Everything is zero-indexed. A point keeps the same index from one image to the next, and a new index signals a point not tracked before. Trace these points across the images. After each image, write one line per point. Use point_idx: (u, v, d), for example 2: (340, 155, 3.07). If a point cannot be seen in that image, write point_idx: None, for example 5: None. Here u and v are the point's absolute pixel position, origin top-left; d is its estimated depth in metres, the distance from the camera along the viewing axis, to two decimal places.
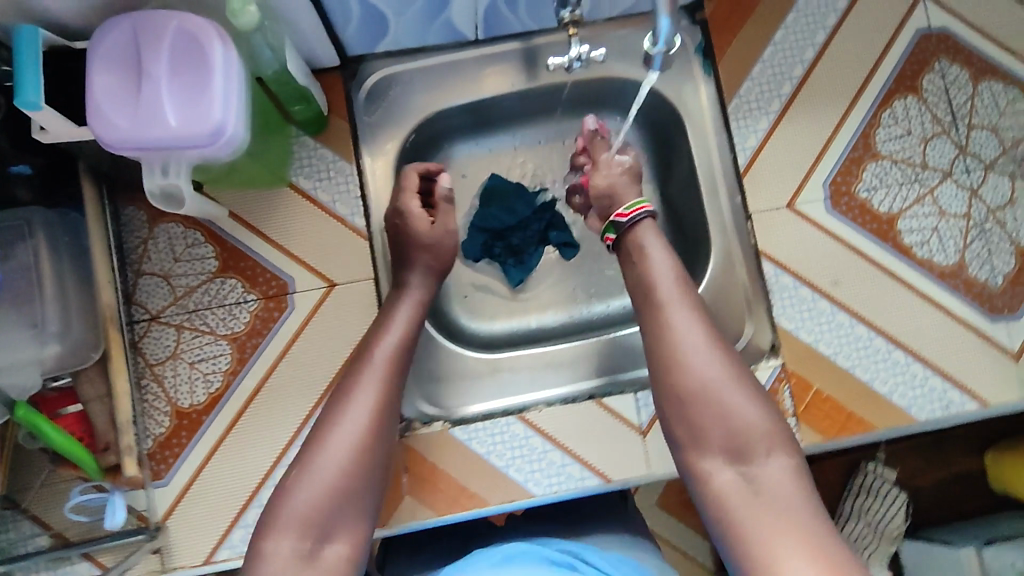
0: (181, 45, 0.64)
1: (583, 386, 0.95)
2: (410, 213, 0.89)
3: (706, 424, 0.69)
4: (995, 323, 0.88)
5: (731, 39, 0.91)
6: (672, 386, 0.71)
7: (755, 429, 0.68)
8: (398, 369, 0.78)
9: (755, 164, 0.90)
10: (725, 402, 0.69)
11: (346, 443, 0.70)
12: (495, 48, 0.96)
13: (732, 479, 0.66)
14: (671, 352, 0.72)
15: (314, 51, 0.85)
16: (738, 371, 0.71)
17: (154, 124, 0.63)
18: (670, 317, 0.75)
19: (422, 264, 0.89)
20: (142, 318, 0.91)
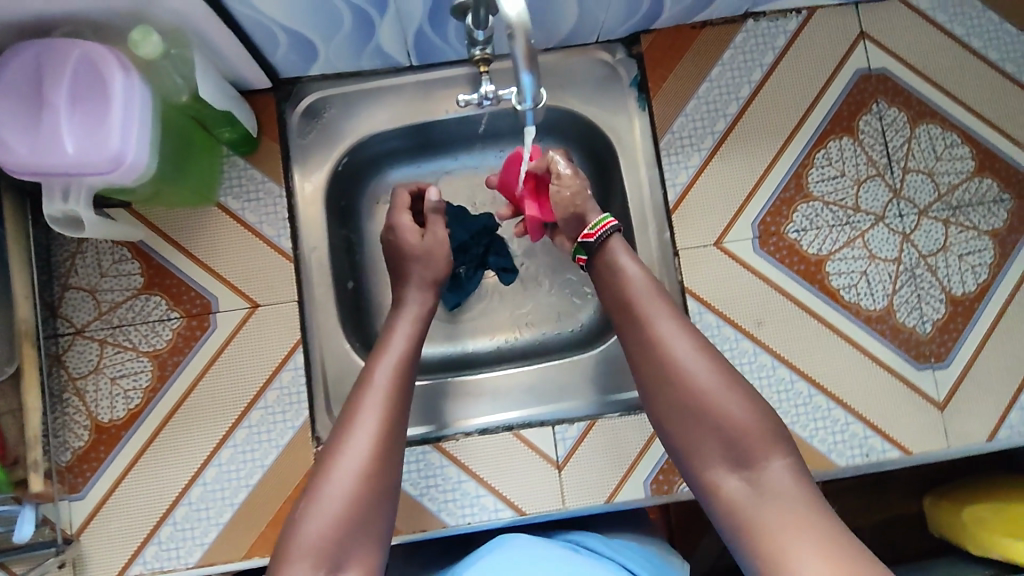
0: (83, 75, 0.66)
1: (520, 415, 0.93)
2: (400, 228, 0.88)
3: (711, 442, 0.66)
4: (922, 370, 0.88)
5: (667, 73, 0.93)
6: (675, 405, 0.68)
7: (765, 442, 0.64)
8: (403, 381, 0.75)
9: (685, 201, 0.91)
10: (733, 418, 0.65)
11: (352, 468, 0.66)
12: (433, 72, 0.96)
13: (739, 486, 0.64)
14: (678, 368, 0.68)
15: (245, 72, 0.86)
16: (738, 382, 0.68)
17: (51, 151, 0.64)
18: (663, 331, 0.70)
19: (416, 277, 0.85)
20: (66, 331, 0.89)
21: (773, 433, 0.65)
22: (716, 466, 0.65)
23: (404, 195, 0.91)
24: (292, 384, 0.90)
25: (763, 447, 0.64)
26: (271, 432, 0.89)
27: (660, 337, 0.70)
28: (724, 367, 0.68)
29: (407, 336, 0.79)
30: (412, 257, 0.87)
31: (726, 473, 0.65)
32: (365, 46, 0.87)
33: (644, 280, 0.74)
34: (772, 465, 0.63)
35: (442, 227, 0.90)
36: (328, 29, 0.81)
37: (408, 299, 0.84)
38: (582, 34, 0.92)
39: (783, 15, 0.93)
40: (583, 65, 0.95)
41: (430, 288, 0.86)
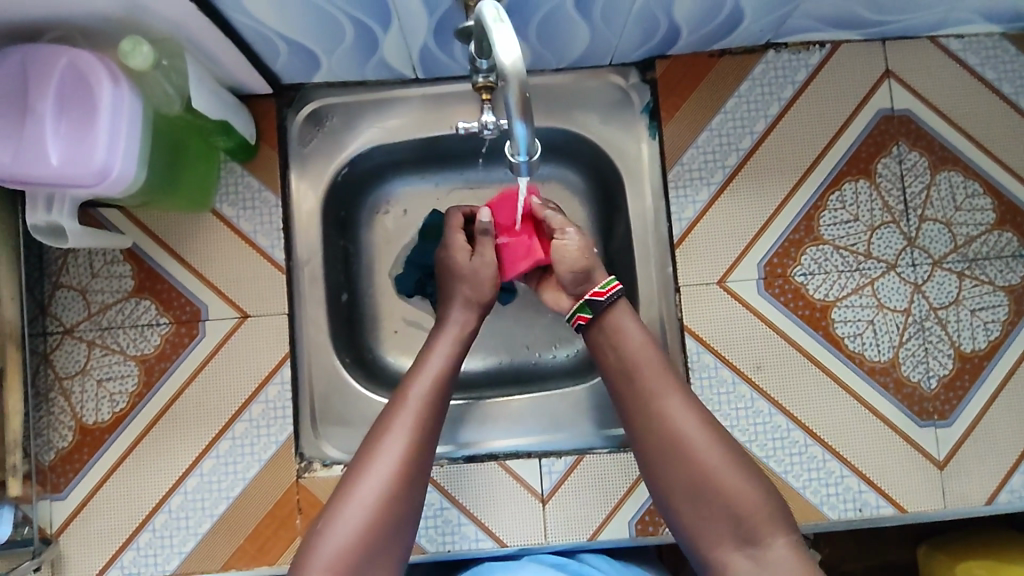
0: (71, 84, 0.64)
1: (520, 443, 0.90)
2: (451, 246, 0.85)
3: (714, 520, 0.67)
4: (923, 427, 0.85)
5: (681, 101, 0.90)
6: (680, 481, 0.69)
7: (770, 522, 0.66)
8: (433, 412, 0.74)
9: (690, 236, 0.88)
10: (740, 498, 0.67)
11: (374, 492, 0.68)
12: (439, 86, 0.93)
13: (743, 561, 0.66)
14: (686, 447, 0.69)
15: (248, 78, 0.84)
16: (744, 461, 0.69)
17: (33, 160, 0.63)
18: (670, 407, 0.70)
19: (461, 298, 0.83)
20: (56, 330, 0.88)
21: (775, 511, 0.67)
22: (719, 541, 0.67)
23: (458, 216, 0.88)
24: (278, 398, 0.88)
25: (766, 526, 0.66)
26: (255, 445, 0.88)
27: (668, 415, 0.70)
28: (730, 446, 0.70)
29: (440, 363, 0.77)
30: (461, 276, 0.84)
31: (730, 548, 0.67)
32: (370, 59, 0.84)
33: (652, 353, 0.73)
34: (775, 543, 0.66)
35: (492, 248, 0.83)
36: (331, 39, 0.78)
37: (450, 320, 0.82)
38: (595, 56, 0.88)
39: (805, 48, 0.90)
40: (596, 88, 0.92)
41: (475, 309, 0.83)
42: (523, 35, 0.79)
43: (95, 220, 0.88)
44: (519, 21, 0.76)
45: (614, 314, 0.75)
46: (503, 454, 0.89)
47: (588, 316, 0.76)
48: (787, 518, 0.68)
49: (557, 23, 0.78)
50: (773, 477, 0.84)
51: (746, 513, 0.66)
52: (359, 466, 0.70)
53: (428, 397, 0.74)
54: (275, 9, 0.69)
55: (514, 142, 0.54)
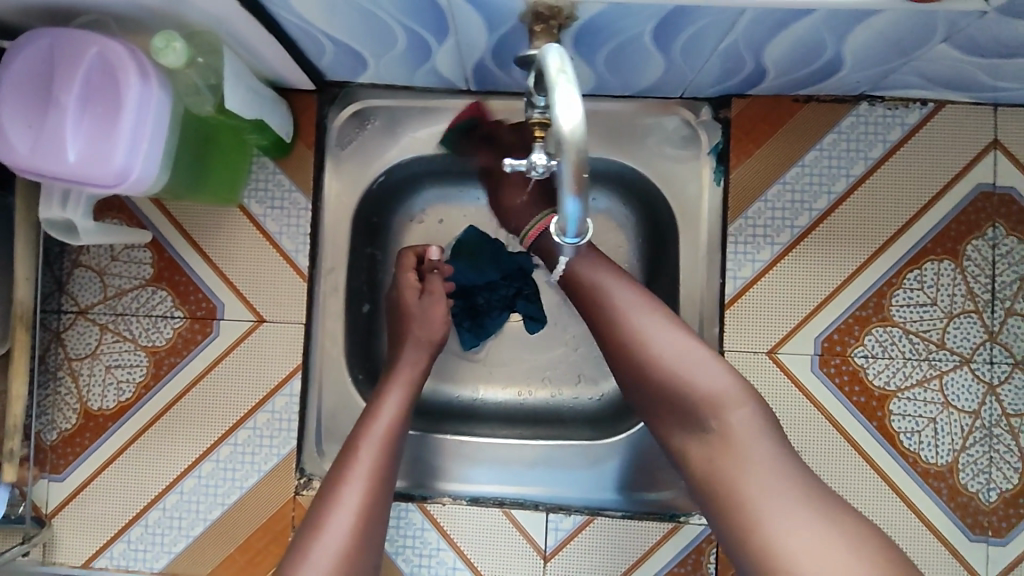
0: (98, 76, 0.59)
1: (511, 490, 0.85)
2: (400, 285, 0.84)
3: (671, 415, 0.64)
4: (974, 543, 0.78)
5: (754, 148, 0.81)
6: (635, 382, 0.66)
7: (729, 401, 0.61)
8: (390, 458, 0.71)
9: (742, 298, 0.81)
10: (685, 383, 0.63)
11: (332, 543, 0.63)
12: (493, 100, 0.86)
13: (699, 449, 0.62)
14: (634, 338, 0.66)
15: (290, 72, 0.78)
16: (694, 344, 0.65)
17: (52, 155, 0.59)
18: (615, 304, 0.68)
19: (412, 339, 0.80)
20: (70, 310, 0.85)
21: (724, 378, 0.62)
22: (681, 435, 0.64)
23: (410, 256, 0.85)
24: (285, 410, 0.84)
25: (719, 402, 0.62)
26: (256, 454, 0.84)
27: (615, 310, 0.68)
28: (676, 329, 0.66)
29: (398, 404, 0.74)
30: (412, 319, 0.82)
31: (690, 436, 0.63)
32: (421, 67, 0.78)
33: (592, 253, 0.72)
34: (729, 418, 0.61)
35: (441, 282, 0.83)
36: (381, 46, 0.72)
37: (402, 361, 0.79)
38: (666, 88, 0.80)
39: (904, 105, 0.80)
40: (661, 122, 0.84)
41: (427, 349, 0.80)
42: (589, 61, 0.72)
43: (118, 202, 0.85)
44: (587, 47, 0.69)
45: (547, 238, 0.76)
46: (499, 502, 0.84)
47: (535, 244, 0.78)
48: (748, 390, 0.62)
49: (628, 53, 0.71)
50: None
51: (704, 400, 0.62)
52: (312, 523, 0.65)
53: (386, 436, 0.71)
54: (326, 14, 0.64)
55: (562, 221, 0.44)
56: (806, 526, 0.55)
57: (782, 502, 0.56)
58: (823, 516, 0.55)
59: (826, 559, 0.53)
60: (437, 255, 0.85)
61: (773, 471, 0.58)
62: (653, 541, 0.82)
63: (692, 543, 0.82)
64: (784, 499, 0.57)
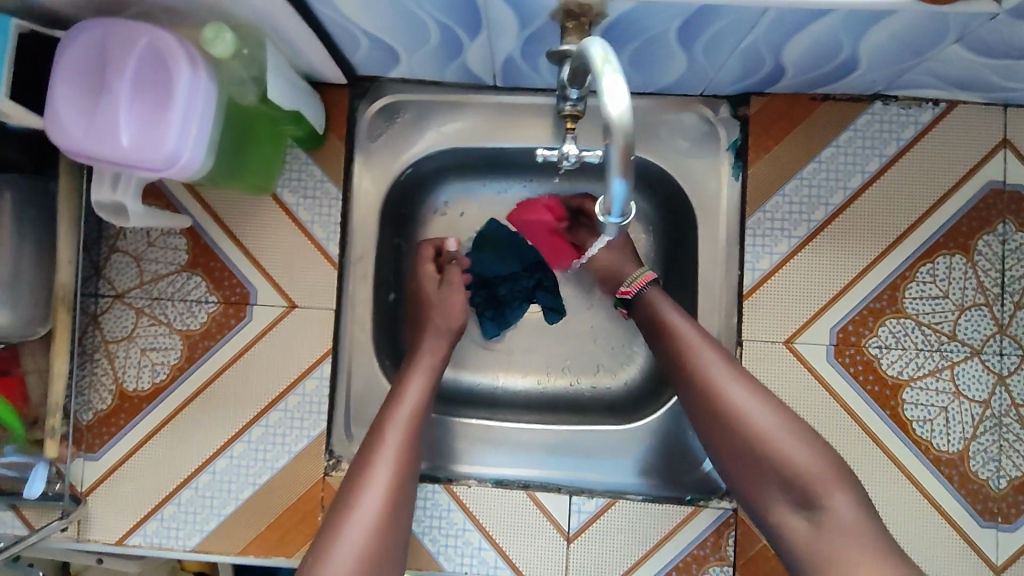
0: (149, 65, 0.62)
1: (533, 475, 0.88)
2: (421, 277, 0.88)
3: (773, 488, 0.66)
4: (984, 529, 0.81)
5: (773, 144, 0.84)
6: (734, 451, 0.68)
7: (832, 480, 0.64)
8: (414, 444, 0.74)
9: (760, 289, 0.83)
10: (793, 460, 0.65)
11: (362, 525, 0.66)
12: (519, 96, 0.89)
13: (801, 523, 0.64)
14: (737, 413, 0.68)
15: (324, 67, 0.81)
16: (795, 421, 0.68)
17: (106, 141, 0.61)
18: (716, 376, 0.71)
19: (432, 327, 0.84)
20: (107, 294, 0.87)
21: (830, 463, 0.65)
22: (780, 506, 0.66)
23: (428, 248, 0.90)
24: (315, 393, 0.87)
25: (824, 482, 0.64)
26: (287, 436, 0.86)
27: (716, 383, 0.70)
28: (776, 405, 0.69)
29: (420, 391, 0.77)
30: (433, 307, 0.86)
31: (790, 511, 0.65)
32: (451, 63, 0.81)
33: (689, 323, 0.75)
34: (836, 499, 0.63)
35: (460, 273, 0.88)
36: (415, 41, 0.75)
37: (424, 348, 0.83)
38: (687, 86, 0.83)
39: (917, 104, 0.83)
40: (682, 119, 0.87)
41: (446, 336, 0.84)
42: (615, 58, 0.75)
43: (155, 189, 0.87)
44: (615, 45, 0.71)
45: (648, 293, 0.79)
46: (521, 484, 0.87)
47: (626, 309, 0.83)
48: (848, 473, 0.65)
49: (653, 51, 0.73)
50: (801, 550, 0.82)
51: (807, 477, 0.64)
52: (342, 504, 0.68)
53: (408, 421, 0.74)
54: (366, 9, 0.67)
55: (607, 201, 0.47)
56: None
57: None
58: None
59: None
60: (455, 248, 0.90)
61: (870, 544, 0.60)
62: (673, 525, 0.84)
63: (711, 526, 0.84)
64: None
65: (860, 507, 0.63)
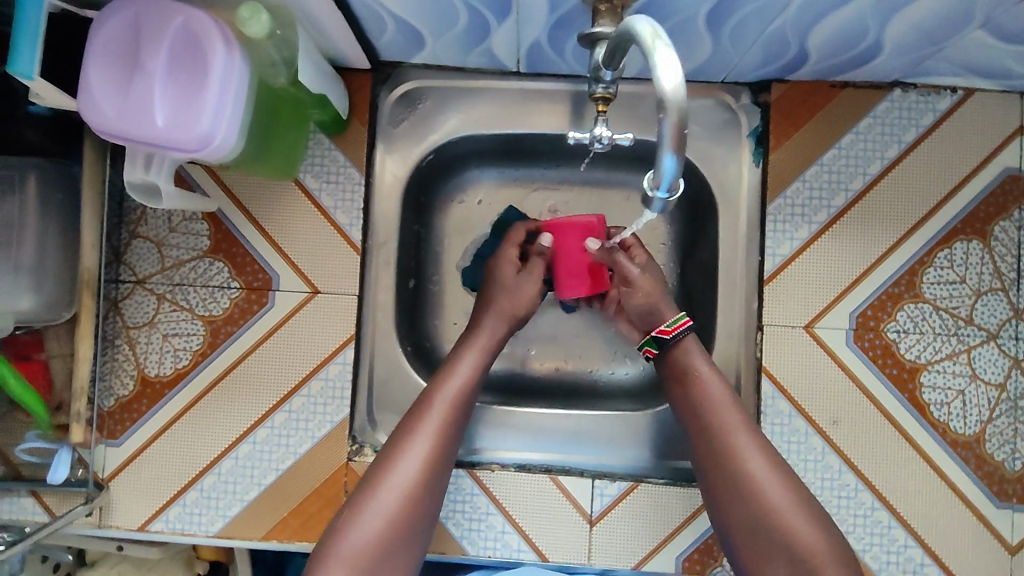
0: (183, 44, 0.61)
1: (556, 458, 0.89)
2: (502, 258, 0.88)
3: (775, 557, 0.68)
4: (1000, 510, 0.82)
5: (793, 130, 0.85)
6: (744, 518, 0.71)
7: (833, 564, 0.67)
8: (457, 420, 0.76)
9: (781, 274, 0.84)
10: (799, 537, 0.68)
11: (396, 491, 0.71)
12: (542, 82, 0.90)
13: None
14: (752, 482, 0.71)
15: (349, 51, 0.81)
16: (806, 501, 0.71)
17: (140, 120, 0.61)
18: (739, 442, 0.73)
19: (497, 313, 0.84)
20: (128, 279, 0.87)
21: (831, 547, 0.68)
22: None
23: (519, 232, 0.90)
24: (338, 378, 0.87)
25: (822, 562, 0.67)
26: (310, 421, 0.86)
27: (736, 448, 0.73)
28: (790, 479, 0.72)
29: (473, 366, 0.80)
30: (505, 291, 0.85)
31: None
32: (476, 47, 0.81)
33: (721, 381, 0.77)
34: None
35: (541, 264, 0.87)
36: (442, 24, 0.75)
37: (482, 327, 0.84)
38: (710, 72, 0.84)
39: (935, 91, 0.85)
40: (703, 105, 0.88)
41: (507, 321, 0.84)
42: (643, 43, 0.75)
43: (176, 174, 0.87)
44: None
45: (687, 341, 0.80)
46: (543, 467, 0.88)
47: (655, 351, 0.82)
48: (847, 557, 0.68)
49: (680, 35, 0.74)
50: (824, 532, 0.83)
51: (810, 555, 0.67)
52: (385, 461, 0.73)
53: (453, 402, 0.76)
54: None
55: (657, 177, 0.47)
56: None
57: None
58: None
59: None
60: (546, 241, 0.87)
61: None
62: (696, 505, 0.85)
63: None
64: None
65: None
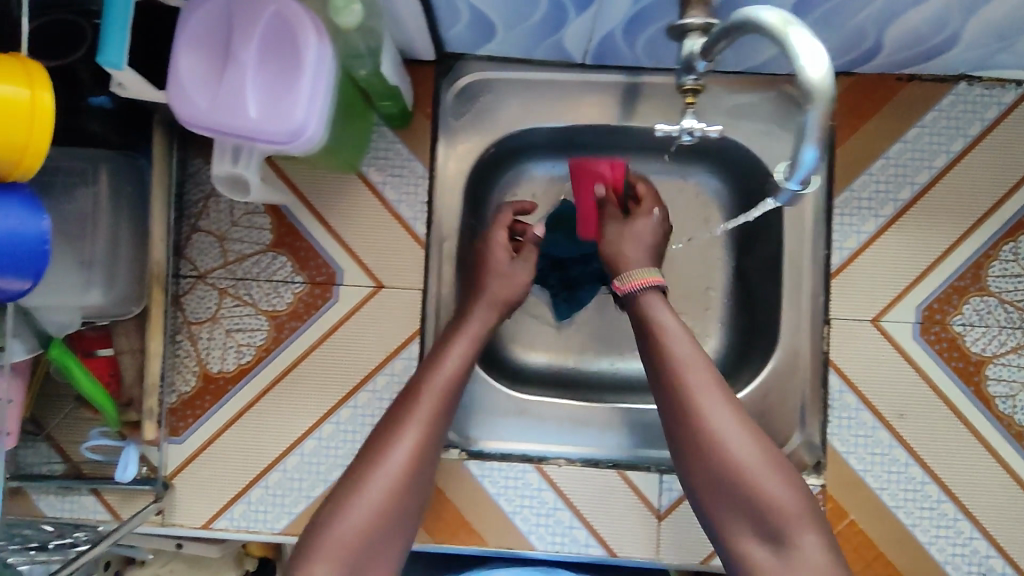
0: (274, 34, 0.60)
1: (568, 450, 0.90)
2: (492, 242, 0.86)
3: (743, 515, 0.66)
4: None
5: (859, 125, 0.85)
6: (711, 479, 0.67)
7: (805, 522, 0.64)
8: (447, 409, 0.74)
9: (848, 268, 0.85)
10: (769, 494, 0.65)
11: (386, 480, 0.68)
12: (590, 74, 0.89)
13: (767, 557, 0.64)
14: (717, 435, 0.67)
15: (417, 42, 0.80)
16: (776, 456, 0.67)
17: (233, 111, 0.60)
18: (702, 393, 0.69)
19: (488, 296, 0.82)
20: (189, 274, 0.86)
21: (805, 505, 0.65)
22: (746, 535, 0.66)
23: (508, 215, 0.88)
24: (403, 373, 0.86)
25: (797, 523, 0.64)
26: (376, 417, 0.86)
27: (699, 397, 0.68)
28: (758, 433, 0.68)
29: (461, 357, 0.77)
30: (496, 275, 0.84)
31: (755, 545, 0.65)
32: (546, 39, 0.80)
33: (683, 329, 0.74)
34: (806, 541, 0.63)
35: (534, 250, 0.86)
36: (517, 16, 0.75)
37: (472, 316, 0.81)
38: (777, 65, 0.84)
39: (1000, 84, 0.85)
40: (767, 98, 0.87)
41: (499, 308, 0.83)
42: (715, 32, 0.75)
43: None
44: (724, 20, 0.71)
45: (648, 294, 0.77)
46: (608, 463, 0.89)
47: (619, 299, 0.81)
48: (818, 513, 0.66)
49: None
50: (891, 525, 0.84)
51: (780, 514, 0.64)
52: (371, 453, 0.70)
53: (444, 391, 0.74)
54: None
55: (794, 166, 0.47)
56: None
57: None
58: None
59: None
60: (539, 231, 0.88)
61: None
62: None
63: None
64: None
65: (830, 550, 0.63)
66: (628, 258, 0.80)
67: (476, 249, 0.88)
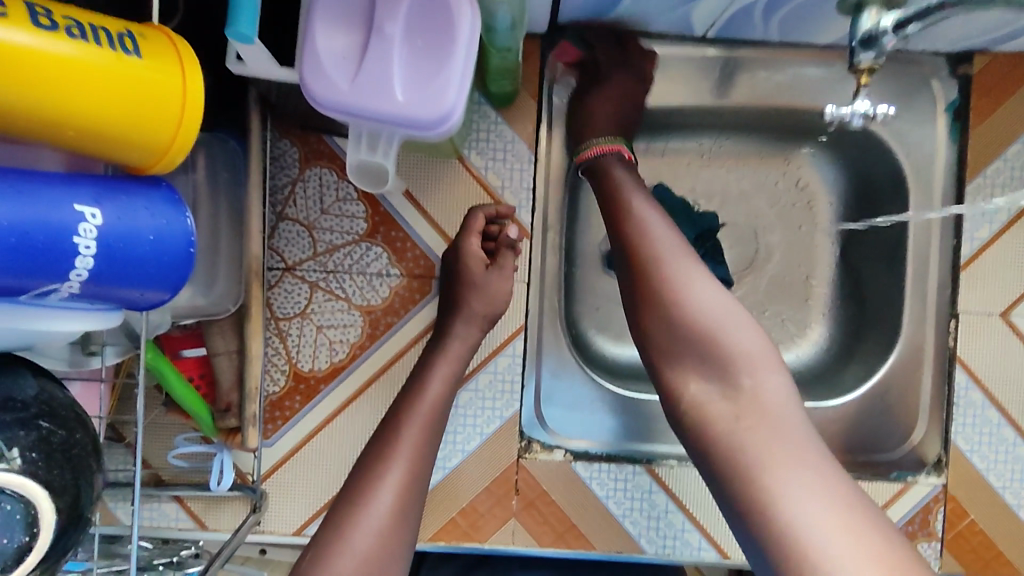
0: (421, 4, 0.53)
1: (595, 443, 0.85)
2: (465, 254, 0.75)
3: (692, 358, 0.59)
4: None
5: (996, 106, 0.80)
6: (661, 326, 0.61)
7: (764, 366, 0.58)
8: (434, 440, 0.66)
9: (978, 259, 0.81)
10: (721, 334, 0.59)
11: (372, 526, 0.58)
12: (688, 48, 0.81)
13: (718, 404, 0.57)
14: (672, 281, 0.62)
15: (534, 12, 0.73)
16: (735, 308, 0.61)
17: (378, 94, 0.53)
18: (659, 241, 0.64)
19: (473, 313, 0.74)
20: (276, 266, 0.79)
21: (768, 352, 0.59)
22: (696, 381, 0.59)
23: (479, 219, 0.76)
24: (507, 371, 0.82)
25: (754, 367, 0.58)
26: (478, 417, 0.81)
27: (655, 245, 0.64)
28: (717, 284, 0.62)
29: (444, 384, 0.69)
30: (473, 289, 0.74)
31: (703, 388, 0.58)
32: (675, 10, 0.73)
33: (640, 187, 0.70)
34: (763, 382, 0.57)
35: (511, 258, 0.77)
36: None
37: (453, 335, 0.73)
38: (911, 43, 0.78)
39: None
40: (893, 77, 0.82)
41: (479, 322, 0.74)
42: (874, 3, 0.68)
43: (328, 150, 0.79)
44: None
45: (609, 160, 0.74)
46: None
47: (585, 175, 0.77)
48: (782, 362, 0.59)
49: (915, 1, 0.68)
50: (1013, 523, 0.81)
51: (736, 356, 0.58)
52: (353, 496, 0.60)
53: (427, 424, 0.66)
54: None
55: None
56: (820, 503, 0.49)
57: (794, 469, 0.51)
58: (852, 493, 0.51)
59: (848, 546, 0.47)
60: (516, 234, 0.77)
61: (801, 436, 0.54)
62: (886, 499, 0.82)
63: (919, 503, 0.82)
64: (803, 471, 0.51)
65: (791, 397, 0.56)
66: (599, 119, 0.78)
67: (447, 258, 0.77)
